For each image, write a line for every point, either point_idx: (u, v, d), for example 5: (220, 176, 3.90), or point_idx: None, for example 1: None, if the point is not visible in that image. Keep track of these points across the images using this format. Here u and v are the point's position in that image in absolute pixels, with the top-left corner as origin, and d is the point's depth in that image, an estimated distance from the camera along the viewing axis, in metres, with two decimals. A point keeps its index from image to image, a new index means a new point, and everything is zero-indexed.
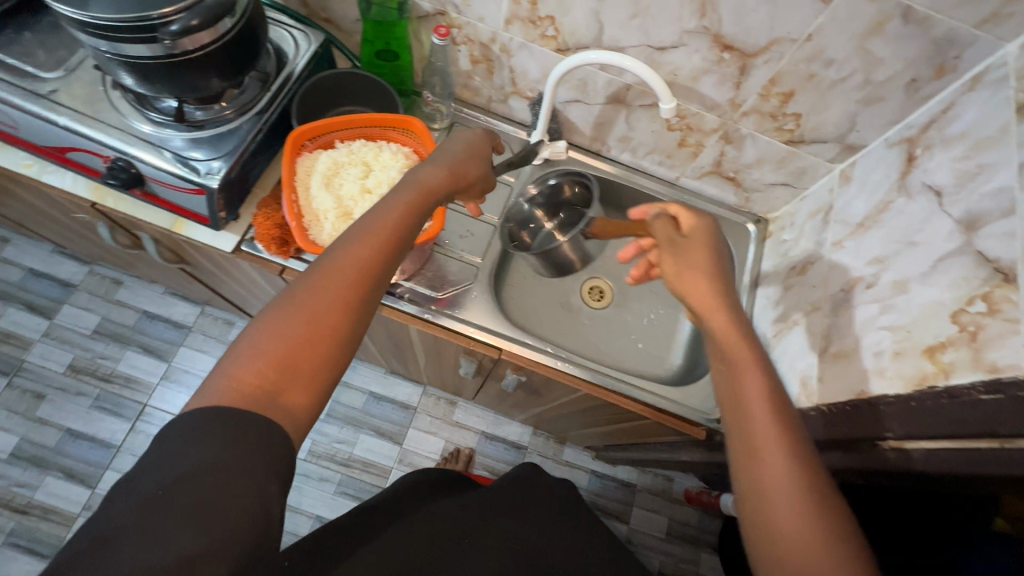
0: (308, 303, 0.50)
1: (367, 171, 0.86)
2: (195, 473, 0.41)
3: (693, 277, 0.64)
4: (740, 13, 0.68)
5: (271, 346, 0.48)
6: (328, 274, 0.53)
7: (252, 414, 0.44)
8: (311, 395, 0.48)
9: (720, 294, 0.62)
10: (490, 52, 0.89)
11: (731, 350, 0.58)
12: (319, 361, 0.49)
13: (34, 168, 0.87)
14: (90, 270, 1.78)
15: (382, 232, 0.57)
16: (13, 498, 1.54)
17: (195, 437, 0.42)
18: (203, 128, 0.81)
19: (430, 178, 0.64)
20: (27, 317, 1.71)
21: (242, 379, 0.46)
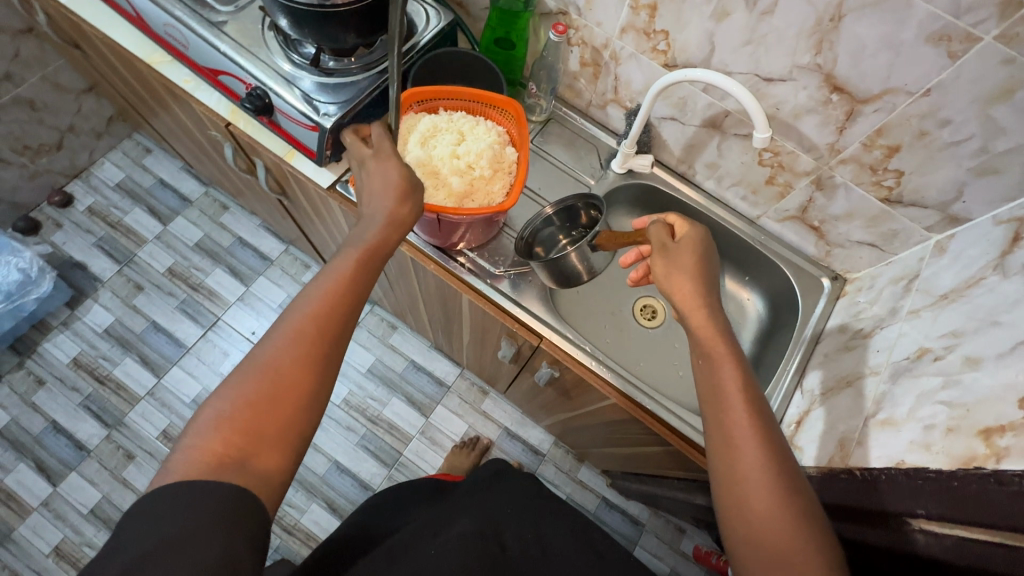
0: (270, 369, 0.55)
1: (459, 140, 0.91)
2: (165, 542, 0.44)
3: (694, 297, 0.66)
4: (858, 57, 0.67)
5: (239, 410, 0.53)
6: (292, 336, 0.57)
7: (216, 480, 0.49)
8: (281, 449, 0.53)
9: (698, 296, 0.66)
10: (599, 57, 0.93)
11: (711, 348, 0.63)
12: (289, 415, 0.55)
13: (190, 84, 1.01)
14: (207, 192, 2.01)
15: (333, 291, 0.61)
16: (96, 368, 1.76)
17: (163, 514, 0.46)
18: (331, 76, 0.91)
19: (373, 236, 0.67)
20: (147, 219, 1.95)
21: (208, 448, 0.50)
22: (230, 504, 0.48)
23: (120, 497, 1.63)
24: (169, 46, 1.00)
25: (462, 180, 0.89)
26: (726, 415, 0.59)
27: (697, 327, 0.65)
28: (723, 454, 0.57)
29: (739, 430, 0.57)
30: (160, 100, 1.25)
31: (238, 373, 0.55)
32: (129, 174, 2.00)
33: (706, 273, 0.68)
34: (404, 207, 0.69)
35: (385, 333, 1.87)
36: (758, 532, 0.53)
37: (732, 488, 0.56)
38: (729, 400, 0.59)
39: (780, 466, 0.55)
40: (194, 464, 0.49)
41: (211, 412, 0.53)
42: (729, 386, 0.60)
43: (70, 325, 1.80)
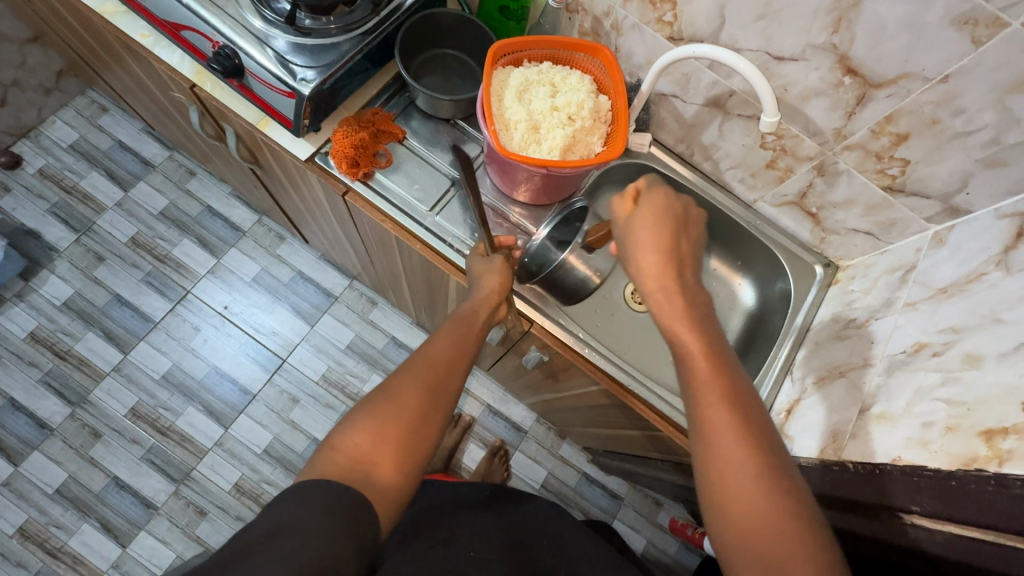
0: (396, 399, 0.59)
1: (555, 91, 0.80)
2: (291, 526, 0.47)
3: (654, 273, 0.60)
4: (876, 38, 0.64)
5: (375, 428, 0.56)
6: (414, 372, 0.62)
7: (347, 482, 0.52)
8: (399, 464, 0.55)
9: (663, 268, 0.60)
10: (600, 26, 0.87)
11: (676, 334, 0.57)
12: (411, 444, 0.57)
13: (149, 39, 0.91)
14: (171, 156, 1.88)
15: (455, 338, 0.68)
16: (56, 342, 1.67)
17: (300, 497, 0.50)
18: (308, 36, 0.83)
19: (478, 300, 0.76)
20: (106, 184, 1.82)
21: (344, 450, 0.54)
22: (357, 513, 0.50)
23: (87, 476, 1.57)
24: None
25: (568, 132, 0.79)
26: (699, 407, 0.54)
27: (659, 307, 0.59)
28: (703, 451, 0.52)
29: (718, 425, 0.52)
30: (116, 56, 1.14)
31: (372, 392, 0.60)
32: (84, 134, 1.85)
33: (672, 239, 0.62)
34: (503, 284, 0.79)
35: (364, 309, 1.82)
36: (745, 540, 0.48)
37: (714, 491, 0.50)
38: (704, 390, 0.54)
39: (767, 461, 0.50)
40: (330, 464, 0.54)
41: (348, 419, 0.57)
42: (704, 375, 0.55)
43: (25, 297, 1.69)
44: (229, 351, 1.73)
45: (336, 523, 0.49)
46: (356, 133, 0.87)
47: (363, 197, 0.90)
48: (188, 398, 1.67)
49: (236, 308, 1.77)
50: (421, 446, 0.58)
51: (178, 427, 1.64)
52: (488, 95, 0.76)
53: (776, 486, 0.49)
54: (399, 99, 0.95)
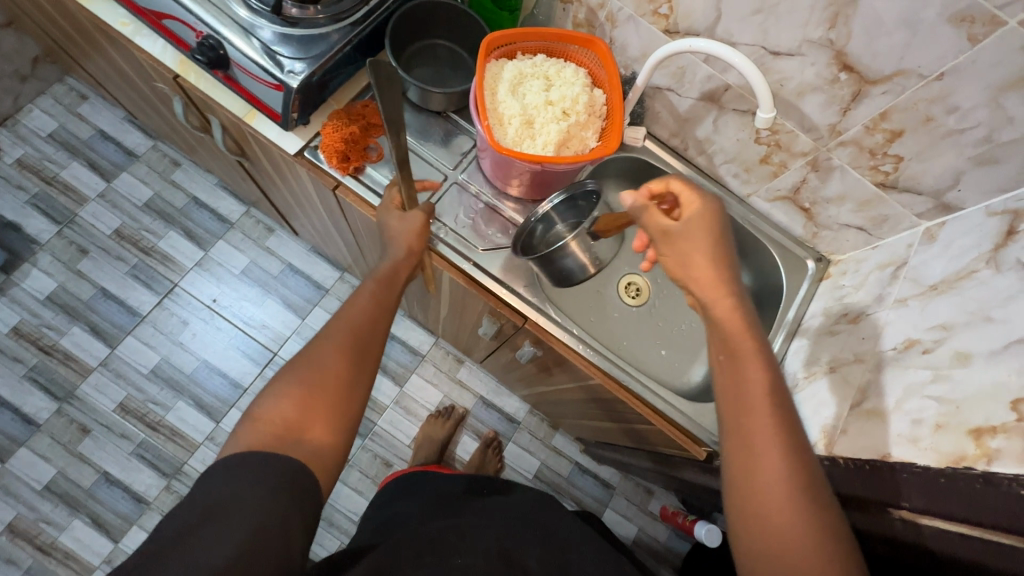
0: (314, 368, 0.60)
1: (550, 85, 0.79)
2: (224, 499, 0.49)
3: (713, 285, 0.61)
4: (873, 34, 0.63)
5: (296, 399, 0.57)
6: (334, 340, 0.63)
7: (276, 449, 0.53)
8: (329, 426, 0.58)
9: (723, 279, 0.61)
10: (595, 18, 0.85)
11: (733, 342, 0.59)
12: (337, 401, 0.59)
13: (129, 28, 0.88)
14: (155, 145, 1.84)
15: (370, 298, 0.69)
16: (40, 337, 1.64)
17: (230, 471, 0.51)
18: (296, 26, 0.81)
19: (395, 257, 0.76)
20: (88, 175, 1.78)
21: (269, 419, 0.55)
22: (287, 475, 0.52)
23: (77, 472, 1.55)
24: None
25: (563, 126, 0.77)
26: (743, 408, 0.56)
27: (721, 316, 0.60)
28: (740, 445, 0.55)
29: (759, 427, 0.55)
30: (95, 44, 1.10)
31: (292, 364, 0.61)
32: (63, 123, 1.80)
33: (723, 253, 0.62)
34: (421, 241, 0.78)
35: None
36: (770, 527, 0.51)
37: (745, 480, 0.54)
38: (750, 393, 0.56)
39: (802, 465, 0.53)
40: (254, 434, 0.54)
41: (269, 392, 0.58)
42: (754, 380, 0.57)
43: (7, 291, 1.65)
44: (219, 345, 1.71)
45: (266, 487, 0.50)
46: (347, 127, 0.86)
47: (354, 192, 0.88)
48: (178, 393, 1.65)
49: (225, 301, 1.75)
50: (349, 403, 0.60)
51: (168, 421, 1.63)
52: (481, 88, 0.74)
53: (807, 488, 0.52)
54: None
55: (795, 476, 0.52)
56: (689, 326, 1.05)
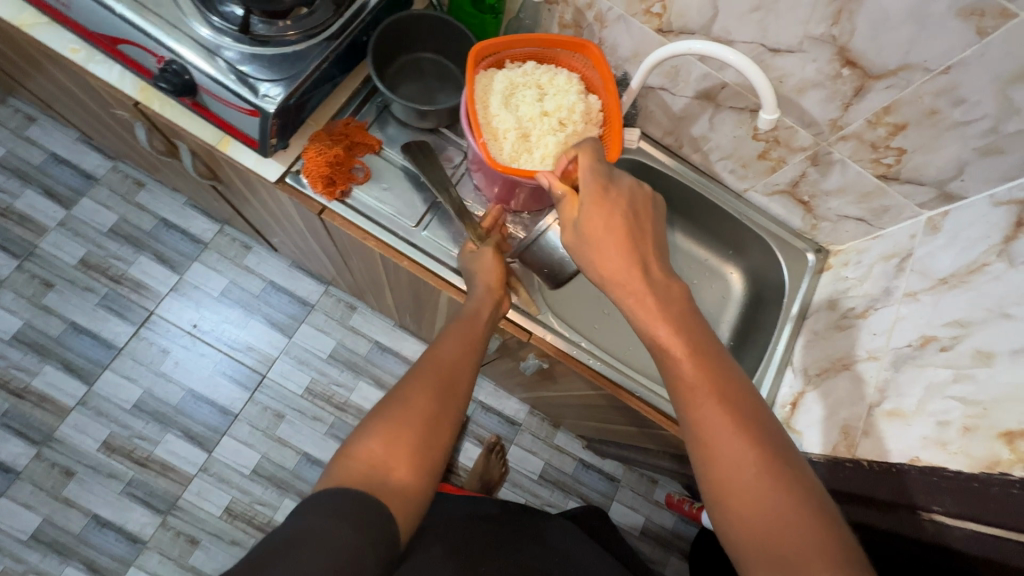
0: (405, 404, 0.57)
1: (543, 94, 0.75)
2: (297, 536, 0.46)
3: (626, 270, 0.59)
4: (878, 29, 0.62)
5: (381, 437, 0.54)
6: (425, 377, 0.60)
7: (365, 489, 0.50)
8: (416, 466, 0.53)
9: (629, 258, 0.59)
10: (583, 18, 0.82)
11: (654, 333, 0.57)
12: (429, 446, 0.55)
13: (81, 54, 0.81)
14: (115, 167, 1.73)
15: (460, 338, 0.66)
16: (10, 380, 1.55)
17: (314, 507, 0.48)
18: (266, 44, 0.75)
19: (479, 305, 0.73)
20: (45, 203, 1.67)
21: (359, 457, 0.52)
22: (368, 516, 0.48)
23: (65, 517, 1.48)
24: (46, 7, 0.78)
25: (559, 138, 0.74)
26: (683, 411, 0.53)
27: (635, 303, 0.58)
28: (694, 447, 0.52)
29: (710, 421, 0.51)
30: (42, 68, 1.01)
31: (380, 401, 0.58)
32: (12, 149, 1.68)
33: (636, 235, 0.60)
34: (499, 275, 0.78)
35: (343, 316, 1.75)
36: (746, 527, 0.47)
37: (713, 483, 0.50)
38: (684, 393, 0.54)
39: (759, 448, 0.50)
40: (344, 471, 0.51)
41: (359, 431, 0.55)
42: (685, 376, 0.54)
43: None
44: (204, 372, 1.64)
45: (343, 522, 0.47)
46: (330, 150, 0.81)
47: (343, 217, 0.83)
48: (165, 425, 1.59)
49: (206, 325, 1.67)
50: (436, 448, 0.56)
51: (157, 456, 1.56)
52: (473, 102, 0.70)
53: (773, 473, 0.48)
54: (371, 105, 0.88)
55: (762, 462, 0.49)
56: None
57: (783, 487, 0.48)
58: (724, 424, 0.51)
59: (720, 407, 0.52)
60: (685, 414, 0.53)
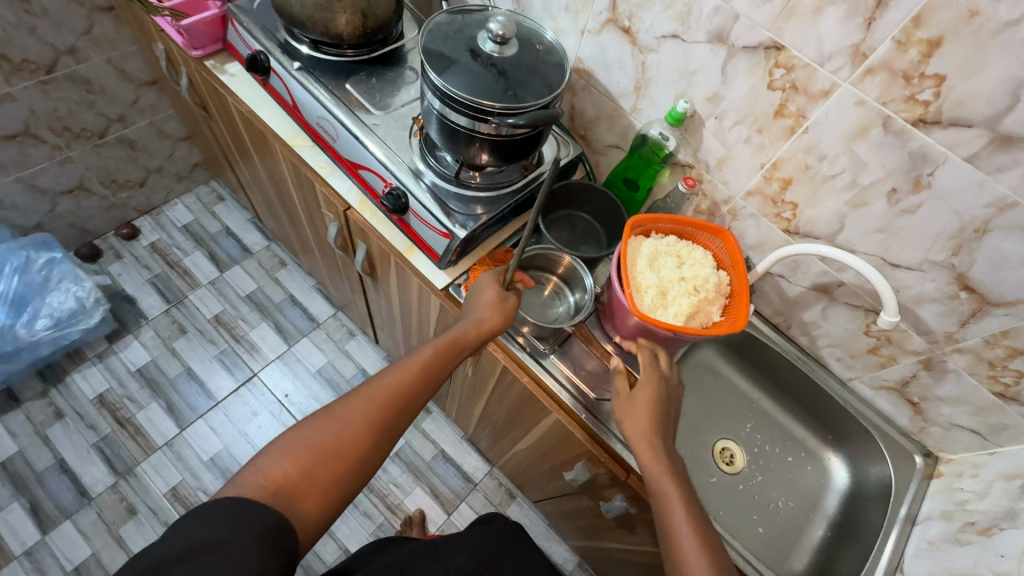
0: (338, 424, 0.71)
1: (682, 263, 0.89)
2: (199, 548, 0.56)
3: (645, 430, 0.80)
4: (996, 265, 0.72)
5: (303, 450, 0.66)
6: (366, 406, 0.74)
7: (266, 505, 0.61)
8: (322, 499, 0.66)
9: (652, 427, 0.80)
10: (717, 209, 0.98)
11: (653, 475, 0.77)
12: (344, 466, 0.68)
13: (326, 170, 1.07)
14: (268, 246, 2.05)
15: (410, 369, 0.80)
16: (119, 408, 1.69)
17: (213, 519, 0.58)
18: (468, 188, 0.97)
19: (454, 332, 0.86)
20: (205, 263, 1.98)
21: (269, 474, 0.64)
22: (276, 531, 0.60)
23: (110, 557, 1.49)
24: (317, 134, 1.06)
25: (694, 301, 0.85)
26: (677, 548, 0.71)
27: (647, 461, 0.78)
28: None
29: (693, 565, 0.68)
30: (276, 169, 1.32)
31: (310, 421, 0.70)
32: (199, 218, 2.06)
33: (666, 423, 0.83)
34: (496, 295, 0.90)
35: (418, 417, 1.84)
36: None
37: None
38: (679, 535, 0.72)
39: None
40: (253, 484, 0.63)
41: (274, 449, 0.67)
42: (676, 512, 0.74)
43: (104, 358, 1.75)
44: None
45: (257, 539, 0.58)
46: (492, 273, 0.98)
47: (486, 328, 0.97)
48: None
49: (295, 397, 1.80)
50: (349, 465, 0.69)
51: None
52: (625, 260, 0.85)
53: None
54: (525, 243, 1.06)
55: None
56: (783, 505, 1.02)
57: None
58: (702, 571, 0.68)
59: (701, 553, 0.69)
60: (676, 553, 0.71)
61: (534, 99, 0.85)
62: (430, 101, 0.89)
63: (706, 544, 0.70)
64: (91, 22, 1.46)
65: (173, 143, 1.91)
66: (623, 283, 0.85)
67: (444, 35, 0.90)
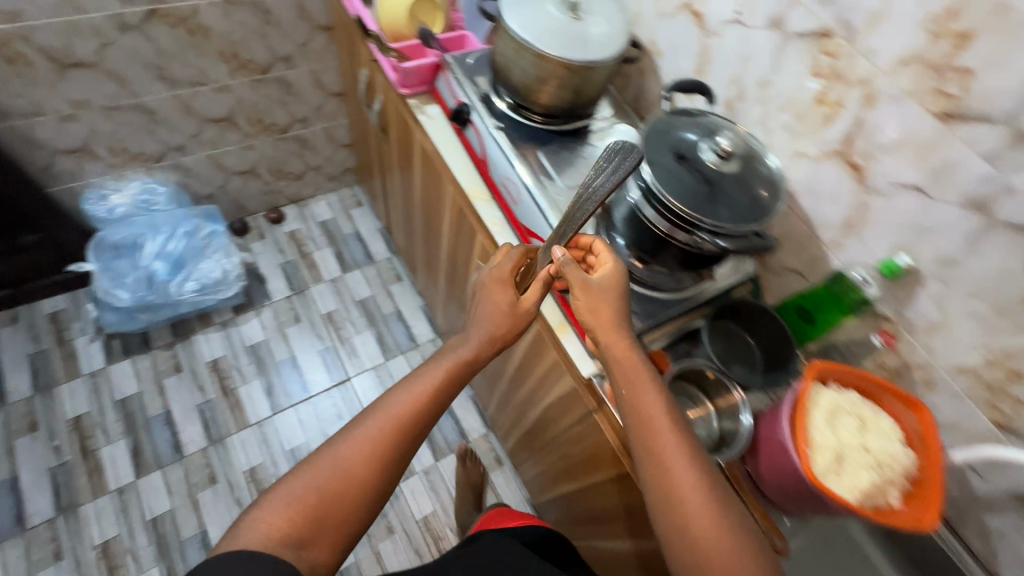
0: (335, 458, 0.72)
1: (863, 428, 0.79)
2: None
3: (608, 330, 0.80)
4: None
5: (306, 495, 0.68)
6: (370, 436, 0.74)
7: (267, 554, 0.63)
8: (325, 540, 0.67)
9: (617, 325, 0.80)
10: (909, 372, 0.88)
11: (631, 377, 0.77)
12: (348, 496, 0.70)
13: (497, 227, 1.07)
14: (390, 259, 2.15)
15: (417, 393, 0.80)
16: (227, 377, 1.81)
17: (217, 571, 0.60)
18: (642, 284, 0.95)
19: (461, 355, 0.86)
20: (332, 261, 2.09)
21: (271, 523, 0.66)
22: None
23: (184, 518, 1.57)
24: (498, 191, 1.09)
25: (877, 478, 0.75)
26: (656, 448, 0.72)
27: (615, 350, 0.79)
28: (661, 487, 0.70)
29: (673, 462, 0.70)
30: (435, 203, 1.37)
31: (306, 465, 0.71)
32: (336, 218, 2.20)
33: (624, 306, 0.83)
34: (511, 315, 0.88)
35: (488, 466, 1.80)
36: (695, 542, 0.65)
37: (674, 510, 0.68)
38: (658, 436, 0.72)
39: (704, 473, 0.69)
40: (256, 537, 0.64)
41: (270, 500, 0.68)
42: (648, 407, 0.75)
43: (227, 327, 1.89)
44: None
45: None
46: None
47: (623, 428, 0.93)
48: None
49: None
50: (350, 490, 0.70)
51: None
52: (804, 414, 0.78)
53: (713, 495, 0.68)
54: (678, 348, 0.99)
55: (700, 478, 0.69)
56: None
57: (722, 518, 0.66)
58: (687, 469, 0.69)
59: (683, 454, 0.71)
60: (652, 448, 0.72)
61: (729, 220, 0.80)
62: (631, 191, 0.90)
63: (684, 445, 0.71)
64: (310, 37, 1.62)
65: (336, 147, 2.06)
66: (797, 438, 0.77)
67: (663, 135, 0.89)
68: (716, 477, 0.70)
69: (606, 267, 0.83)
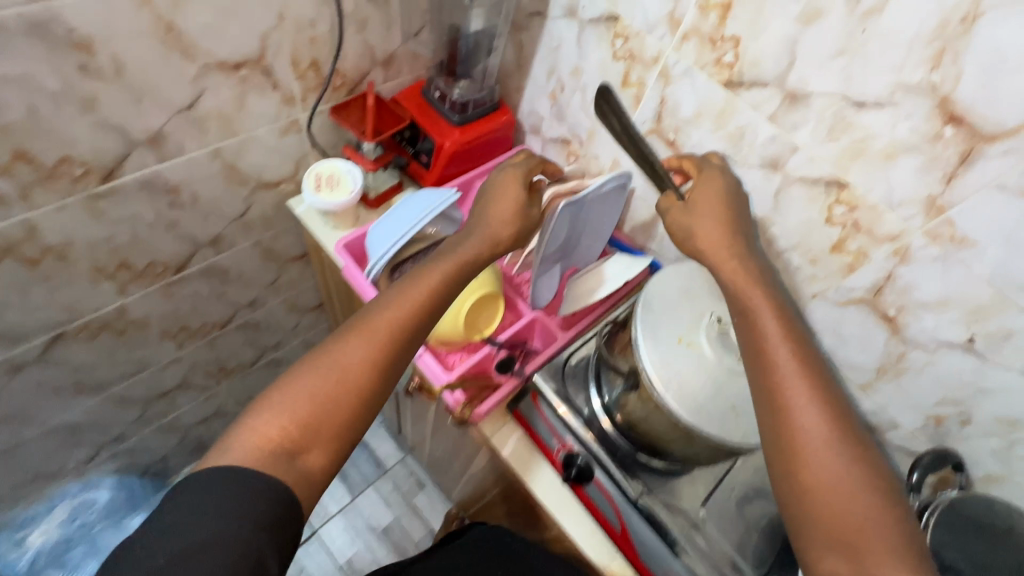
0: (337, 357, 0.62)
1: None
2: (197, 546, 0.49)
3: (720, 249, 0.70)
4: None
5: (301, 407, 0.58)
6: (368, 343, 0.63)
7: (255, 475, 0.53)
8: (327, 454, 0.58)
9: (731, 249, 0.70)
10: None
11: (749, 307, 0.66)
12: (354, 407, 0.61)
13: None
14: (403, 460, 1.78)
15: (414, 298, 0.68)
16: None
17: (214, 505, 0.51)
18: None
19: (465, 253, 0.75)
20: (337, 485, 1.72)
21: (264, 433, 0.56)
22: (280, 511, 0.53)
23: None
24: None
25: None
26: (790, 402, 0.59)
27: (729, 276, 0.68)
28: (788, 440, 0.58)
29: (802, 408, 0.58)
30: (519, 516, 1.01)
31: (303, 371, 0.61)
32: None
33: (733, 219, 0.73)
34: (518, 205, 0.80)
35: None
36: (829, 511, 0.54)
37: (801, 468, 0.56)
38: (788, 381, 0.60)
39: (839, 436, 0.57)
40: (250, 450, 0.55)
41: (269, 407, 0.58)
42: (776, 351, 0.62)
43: None
44: None
45: (247, 525, 0.51)
46: None
47: None
48: None
49: None
50: (359, 404, 0.61)
51: None
52: None
53: (846, 442, 0.56)
54: None
55: (837, 444, 0.56)
56: None
57: (861, 485, 0.54)
58: (815, 420, 0.57)
59: (815, 403, 0.58)
60: (773, 380, 0.61)
61: None
62: None
63: (818, 393, 0.59)
64: (279, 271, 1.20)
65: None
66: None
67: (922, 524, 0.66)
68: (854, 433, 0.57)
69: (708, 180, 0.75)
